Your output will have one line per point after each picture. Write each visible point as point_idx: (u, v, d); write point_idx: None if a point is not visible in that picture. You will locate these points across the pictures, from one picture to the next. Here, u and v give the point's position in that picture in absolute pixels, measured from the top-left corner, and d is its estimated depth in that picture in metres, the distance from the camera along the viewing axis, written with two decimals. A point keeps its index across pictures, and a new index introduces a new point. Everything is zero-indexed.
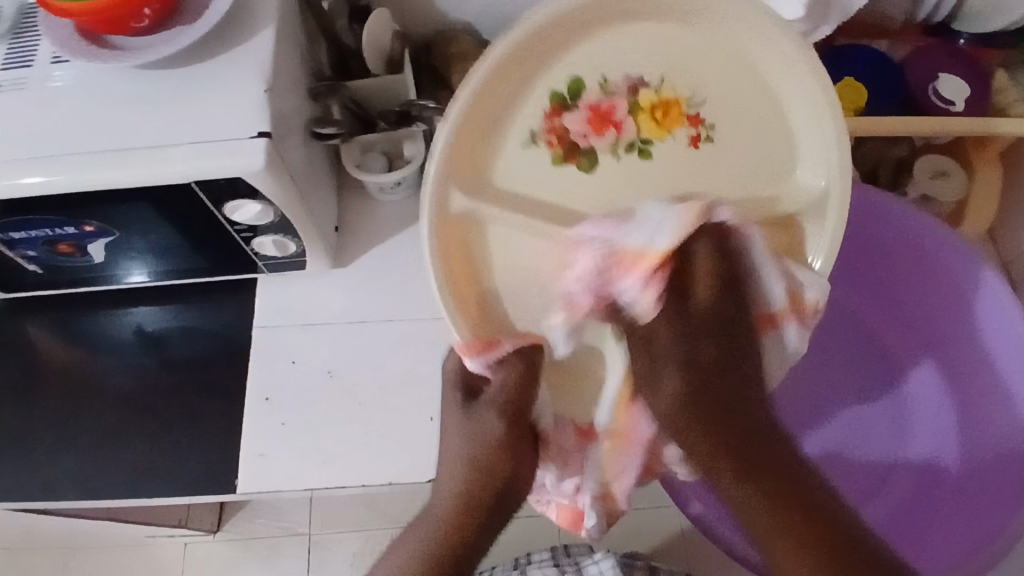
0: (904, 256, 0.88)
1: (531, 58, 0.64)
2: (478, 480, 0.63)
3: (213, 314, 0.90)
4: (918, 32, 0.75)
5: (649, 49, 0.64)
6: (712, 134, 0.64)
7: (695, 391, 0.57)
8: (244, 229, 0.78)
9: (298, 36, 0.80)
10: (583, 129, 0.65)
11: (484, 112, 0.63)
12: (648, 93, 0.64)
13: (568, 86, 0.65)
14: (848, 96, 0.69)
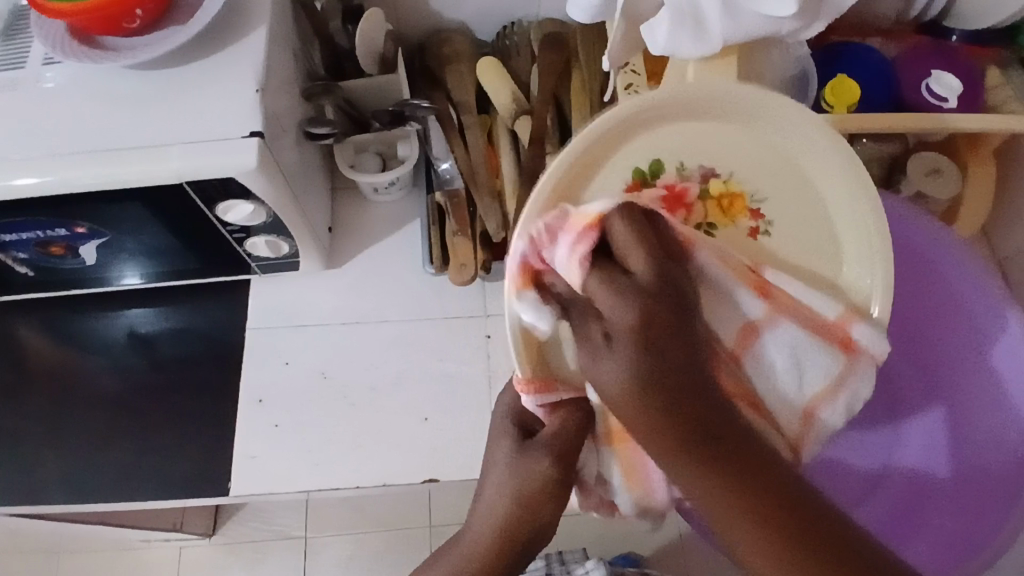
0: (904, 264, 0.88)
1: (625, 130, 0.62)
2: (520, 515, 0.54)
3: (206, 316, 0.89)
4: (912, 30, 0.75)
5: (709, 143, 0.61)
6: (769, 229, 0.60)
7: (648, 377, 0.41)
8: (236, 230, 0.78)
9: (291, 37, 0.80)
10: (657, 206, 0.59)
11: (575, 180, 0.60)
12: (719, 183, 0.61)
13: (648, 166, 0.61)
14: (841, 94, 0.69)
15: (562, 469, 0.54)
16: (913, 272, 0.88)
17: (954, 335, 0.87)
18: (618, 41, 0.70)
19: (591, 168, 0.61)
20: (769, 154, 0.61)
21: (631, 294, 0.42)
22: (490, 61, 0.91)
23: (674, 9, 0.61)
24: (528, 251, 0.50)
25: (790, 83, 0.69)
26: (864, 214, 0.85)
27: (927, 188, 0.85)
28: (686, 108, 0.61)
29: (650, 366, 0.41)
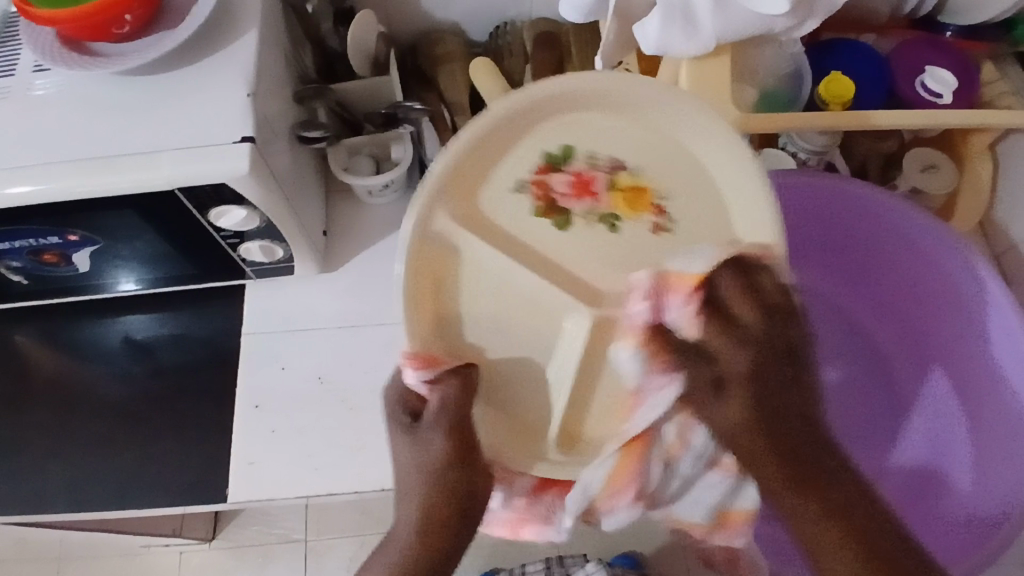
0: (914, 263, 0.87)
1: (524, 123, 0.61)
2: (444, 502, 0.58)
3: (202, 321, 0.89)
4: (904, 26, 0.74)
5: (615, 135, 0.62)
6: (673, 226, 0.60)
7: (759, 422, 0.49)
8: (230, 235, 0.77)
9: (282, 40, 0.79)
10: (565, 190, 0.61)
11: (474, 172, 0.61)
12: (627, 175, 0.61)
13: (559, 150, 0.62)
14: (835, 91, 0.68)
15: (457, 436, 0.58)
16: (923, 270, 0.87)
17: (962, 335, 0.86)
18: (611, 40, 0.70)
19: (489, 160, 0.61)
20: (665, 142, 0.62)
21: (748, 343, 0.49)
22: (482, 61, 0.89)
23: (666, 7, 0.61)
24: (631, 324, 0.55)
25: (784, 80, 0.69)
26: (874, 214, 0.85)
27: (924, 183, 0.84)
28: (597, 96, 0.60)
29: (767, 411, 0.49)
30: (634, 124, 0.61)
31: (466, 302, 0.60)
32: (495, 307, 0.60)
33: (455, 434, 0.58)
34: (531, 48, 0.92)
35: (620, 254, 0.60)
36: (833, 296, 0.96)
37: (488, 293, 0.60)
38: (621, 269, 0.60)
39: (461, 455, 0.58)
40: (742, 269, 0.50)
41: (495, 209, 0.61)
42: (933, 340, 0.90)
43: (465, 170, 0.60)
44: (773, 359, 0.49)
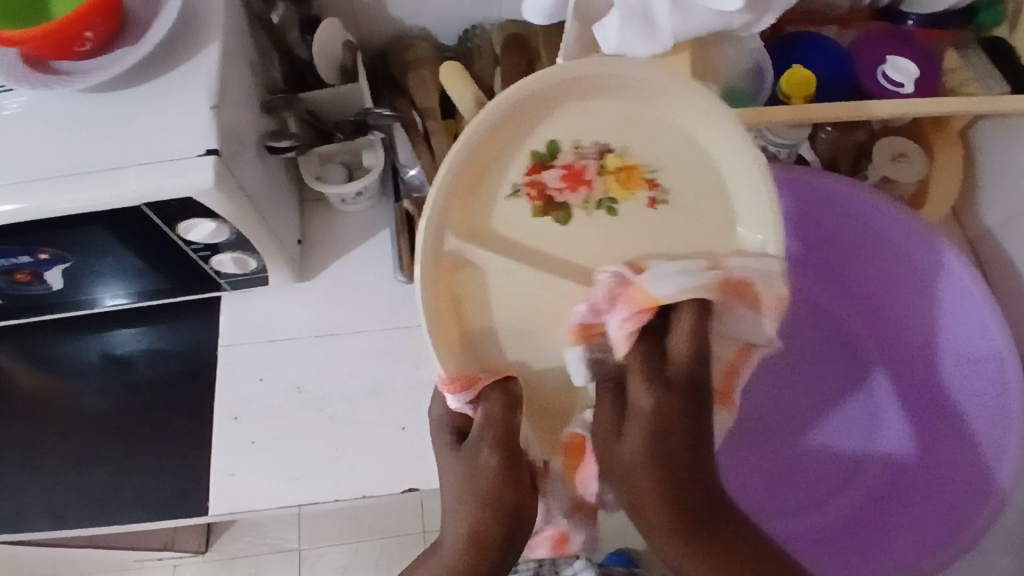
0: (888, 259, 0.88)
1: (516, 121, 0.64)
2: (492, 520, 0.56)
3: (180, 335, 0.89)
4: (867, 17, 0.75)
5: (605, 120, 0.65)
6: (666, 197, 0.63)
7: (656, 464, 0.53)
8: (202, 248, 0.77)
9: (248, 52, 0.79)
10: (559, 185, 0.64)
11: (473, 171, 0.64)
12: (615, 158, 0.64)
13: (545, 147, 0.65)
14: (797, 85, 0.68)
15: (506, 450, 0.56)
16: (896, 266, 0.88)
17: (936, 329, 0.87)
18: (572, 41, 0.70)
19: (488, 158, 0.64)
20: (657, 125, 0.65)
21: (657, 385, 0.54)
22: (453, 65, 0.89)
23: (624, 7, 0.61)
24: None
25: (746, 77, 0.69)
26: (847, 208, 0.86)
27: (894, 173, 0.85)
28: (587, 88, 0.64)
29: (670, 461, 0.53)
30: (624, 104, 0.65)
31: (496, 314, 0.61)
32: (519, 314, 0.61)
33: (503, 447, 0.56)
34: (500, 51, 0.92)
35: (629, 238, 0.62)
36: (814, 293, 0.96)
37: (509, 291, 0.61)
38: (631, 255, 0.62)
39: (509, 469, 0.56)
40: (704, 313, 0.55)
41: (497, 208, 0.63)
42: (905, 337, 0.91)
43: (465, 168, 0.63)
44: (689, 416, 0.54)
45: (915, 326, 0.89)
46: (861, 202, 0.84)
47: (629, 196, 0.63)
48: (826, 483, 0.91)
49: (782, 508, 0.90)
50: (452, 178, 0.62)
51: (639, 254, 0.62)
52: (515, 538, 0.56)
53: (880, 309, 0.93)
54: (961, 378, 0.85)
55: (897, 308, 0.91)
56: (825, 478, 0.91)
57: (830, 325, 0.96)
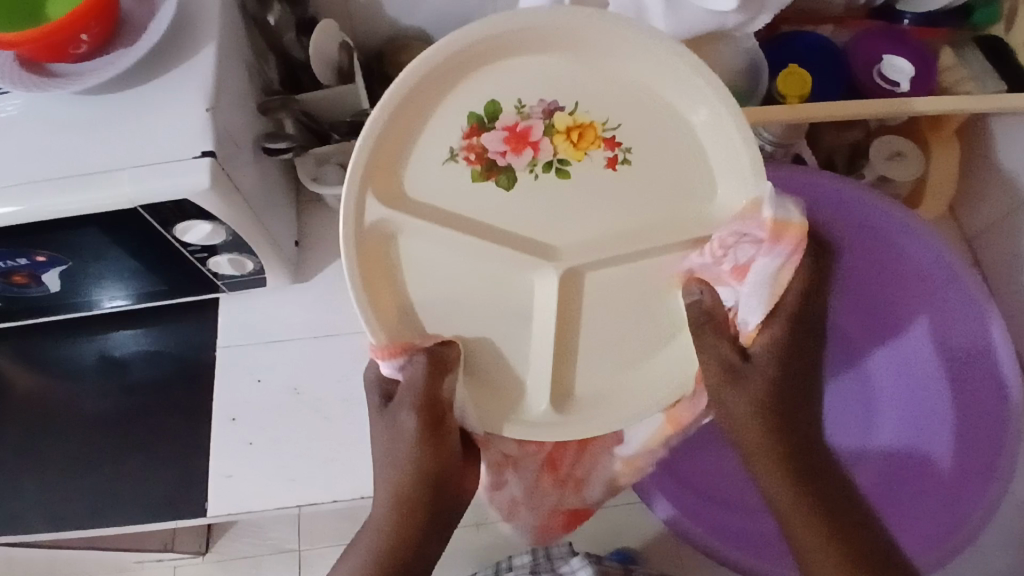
0: (883, 260, 0.88)
1: (448, 83, 0.63)
2: (416, 484, 0.60)
3: (177, 336, 0.89)
4: (863, 16, 0.75)
5: (546, 78, 0.64)
6: (627, 157, 0.63)
7: (764, 408, 0.60)
8: (199, 250, 0.77)
9: (243, 54, 0.79)
10: (501, 148, 0.64)
11: (402, 137, 0.62)
12: (565, 116, 0.64)
13: (483, 108, 0.64)
14: (791, 84, 0.68)
15: (429, 406, 0.60)
16: (892, 267, 0.88)
17: (933, 330, 0.87)
18: None
19: (420, 120, 0.63)
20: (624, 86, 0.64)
21: (775, 342, 0.61)
22: None
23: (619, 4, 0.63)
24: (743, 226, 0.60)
25: (742, 77, 0.69)
26: (842, 209, 0.86)
27: (890, 171, 0.85)
28: (526, 40, 0.62)
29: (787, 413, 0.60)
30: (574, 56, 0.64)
31: (427, 286, 0.63)
32: (447, 282, 0.63)
33: (427, 403, 0.60)
34: None
35: (572, 203, 0.63)
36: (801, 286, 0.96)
37: (433, 260, 0.63)
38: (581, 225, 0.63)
39: (431, 427, 0.60)
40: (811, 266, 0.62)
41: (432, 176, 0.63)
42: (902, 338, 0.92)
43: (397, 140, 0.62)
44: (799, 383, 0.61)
45: (911, 327, 0.90)
46: (857, 203, 0.84)
47: (582, 155, 0.64)
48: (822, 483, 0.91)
49: None
50: (380, 145, 0.61)
51: (589, 217, 0.63)
52: (440, 496, 0.61)
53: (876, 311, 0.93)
54: (958, 377, 0.85)
55: (893, 310, 0.91)
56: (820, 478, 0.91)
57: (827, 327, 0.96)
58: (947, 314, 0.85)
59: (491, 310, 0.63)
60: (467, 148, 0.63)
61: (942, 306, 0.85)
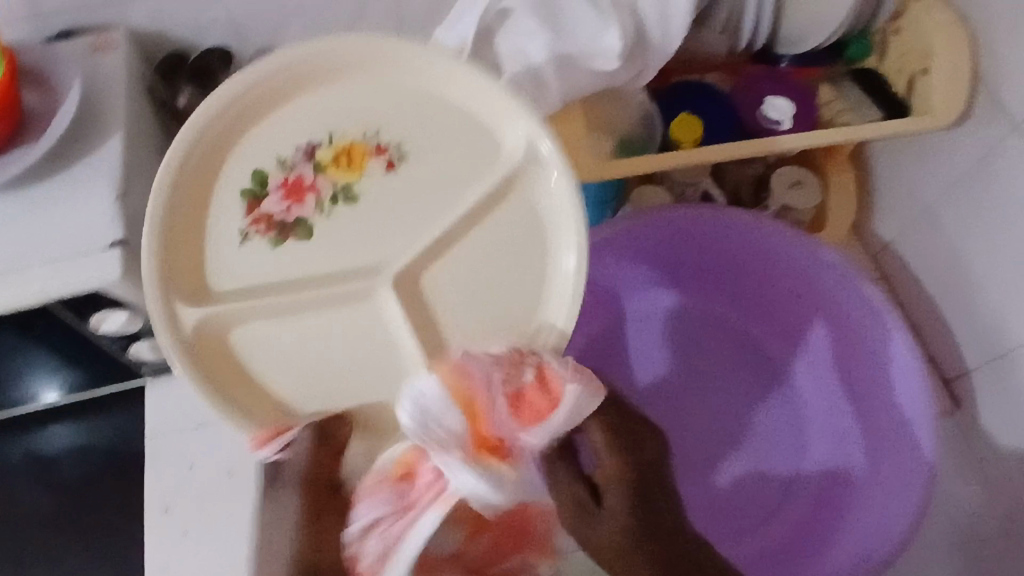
0: (783, 274, 0.92)
1: (227, 135, 0.57)
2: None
3: (106, 427, 0.86)
4: (744, 59, 0.77)
5: (342, 108, 0.59)
6: (402, 155, 0.58)
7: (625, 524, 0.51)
8: (119, 339, 0.76)
9: (153, 139, 0.79)
10: (281, 206, 0.58)
11: (205, 169, 0.57)
12: (325, 151, 0.59)
13: (255, 179, 0.58)
14: (685, 130, 0.71)
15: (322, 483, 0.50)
16: (792, 278, 0.91)
17: (842, 331, 0.91)
18: None
19: (223, 159, 0.58)
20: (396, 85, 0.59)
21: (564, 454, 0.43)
22: None
23: (512, 76, 0.63)
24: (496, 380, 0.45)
25: (636, 126, 0.71)
26: (733, 233, 0.90)
27: (792, 199, 0.91)
28: (308, 64, 0.57)
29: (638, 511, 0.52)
30: (383, 83, 0.59)
31: (279, 367, 0.56)
32: (297, 363, 0.56)
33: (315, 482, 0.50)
34: None
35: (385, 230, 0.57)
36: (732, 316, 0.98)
37: (251, 285, 0.57)
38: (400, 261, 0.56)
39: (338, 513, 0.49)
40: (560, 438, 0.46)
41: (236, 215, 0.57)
42: (811, 342, 0.95)
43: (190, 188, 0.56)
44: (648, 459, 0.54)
45: (819, 331, 0.93)
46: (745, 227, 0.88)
47: (362, 178, 0.58)
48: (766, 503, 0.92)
49: (727, 535, 0.90)
50: (176, 215, 0.56)
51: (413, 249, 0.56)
52: None
53: (783, 320, 0.96)
54: (873, 371, 0.89)
55: (799, 317, 0.95)
56: (764, 498, 0.92)
57: (739, 343, 0.98)
58: (868, 342, 0.88)
59: (337, 355, 0.56)
60: (252, 216, 0.57)
61: (845, 308, 0.89)
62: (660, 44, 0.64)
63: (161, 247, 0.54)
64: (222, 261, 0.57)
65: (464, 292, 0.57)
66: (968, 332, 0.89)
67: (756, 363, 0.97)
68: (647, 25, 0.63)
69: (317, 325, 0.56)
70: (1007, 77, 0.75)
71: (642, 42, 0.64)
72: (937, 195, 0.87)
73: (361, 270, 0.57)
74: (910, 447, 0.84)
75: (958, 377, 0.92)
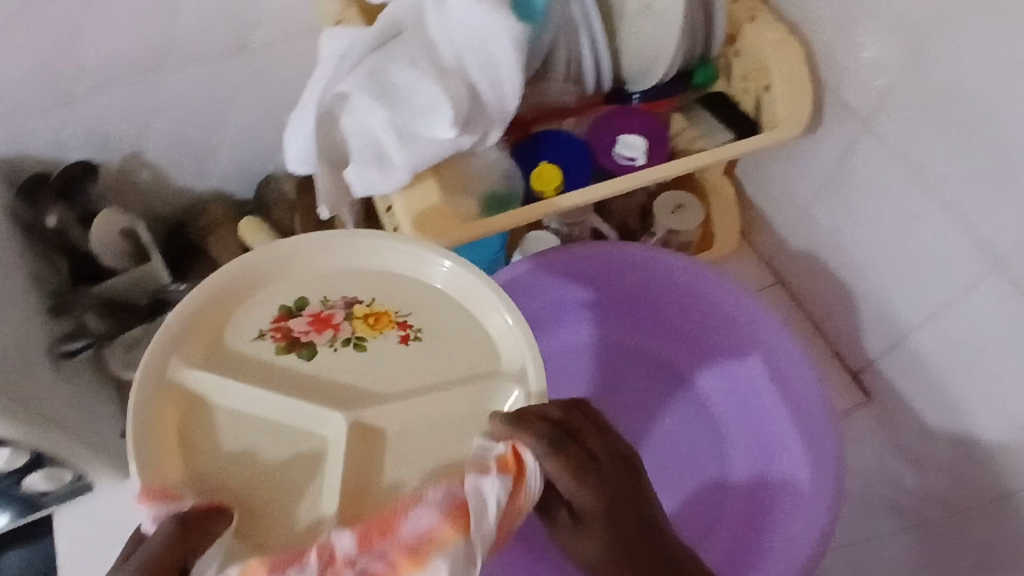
0: (671, 295, 0.94)
1: (296, 257, 0.58)
2: None
3: (38, 552, 0.88)
4: (598, 100, 0.79)
5: (388, 285, 0.59)
6: (419, 335, 0.57)
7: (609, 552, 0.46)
8: (9, 476, 0.74)
9: (19, 265, 0.78)
10: (306, 328, 0.57)
11: (246, 286, 0.57)
12: (363, 306, 0.58)
13: (295, 300, 0.58)
14: (545, 179, 0.72)
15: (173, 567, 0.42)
16: (682, 297, 0.94)
17: (737, 339, 0.93)
18: (329, 192, 0.70)
19: (261, 284, 0.58)
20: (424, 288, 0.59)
21: (553, 452, 0.46)
22: (248, 219, 0.90)
23: (358, 154, 0.64)
24: (431, 505, 0.42)
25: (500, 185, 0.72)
26: (616, 264, 0.91)
27: (677, 222, 0.93)
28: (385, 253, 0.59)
29: (620, 538, 0.46)
30: (422, 279, 0.59)
31: (224, 446, 0.52)
32: (244, 448, 0.52)
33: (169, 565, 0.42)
34: (294, 195, 0.94)
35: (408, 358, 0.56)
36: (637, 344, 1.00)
37: (242, 394, 0.54)
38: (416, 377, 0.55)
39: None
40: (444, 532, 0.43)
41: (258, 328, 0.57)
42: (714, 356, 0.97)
43: (228, 283, 0.57)
44: (616, 475, 0.48)
45: (718, 344, 0.95)
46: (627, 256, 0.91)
47: (375, 337, 0.57)
48: (700, 520, 0.91)
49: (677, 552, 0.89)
50: (202, 303, 0.56)
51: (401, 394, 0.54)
52: None
53: (684, 339, 0.98)
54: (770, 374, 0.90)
55: (697, 334, 0.97)
56: (698, 516, 0.91)
57: (649, 368, 0.99)
58: (764, 352, 0.90)
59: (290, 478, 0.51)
60: (275, 328, 0.57)
61: (734, 317, 0.91)
62: (497, 104, 0.65)
63: (183, 315, 0.54)
64: (235, 339, 0.56)
65: (417, 445, 0.53)
66: (866, 323, 0.90)
67: (668, 385, 0.99)
68: (480, 90, 0.65)
69: (292, 439, 0.53)
70: (845, 80, 0.78)
71: (478, 106, 0.65)
72: (811, 197, 0.90)
73: (342, 397, 0.54)
74: (818, 439, 0.85)
75: (865, 367, 0.93)
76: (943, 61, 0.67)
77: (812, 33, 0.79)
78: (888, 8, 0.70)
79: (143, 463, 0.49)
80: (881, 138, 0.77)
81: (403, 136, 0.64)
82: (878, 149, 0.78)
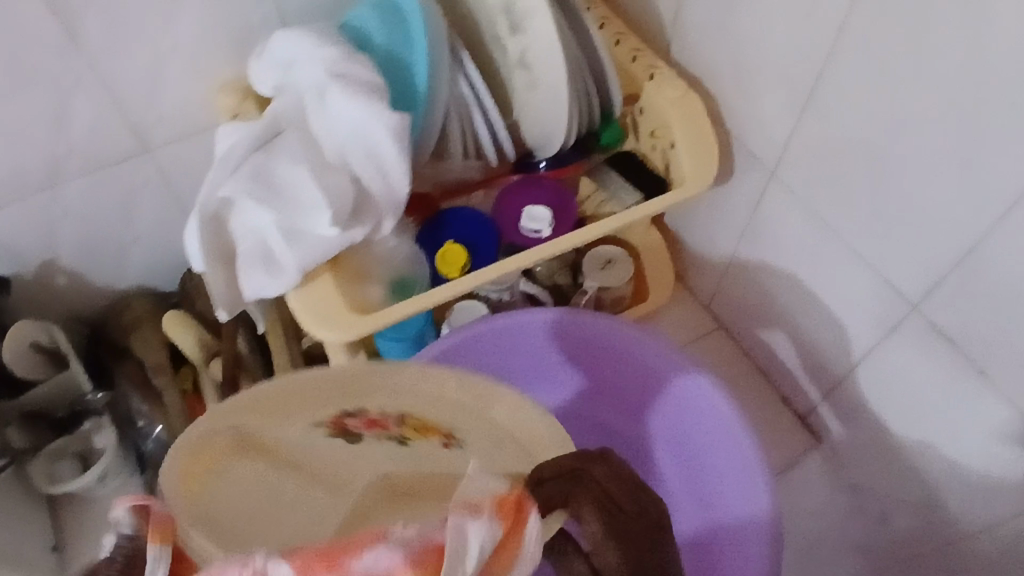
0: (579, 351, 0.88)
1: (365, 373, 0.36)
2: None
3: None
4: (505, 171, 0.78)
5: (488, 438, 0.41)
6: (457, 449, 0.41)
7: None
8: None
9: None
10: (380, 419, 0.39)
11: (339, 379, 0.36)
12: (417, 424, 0.40)
13: (354, 406, 0.37)
14: (450, 260, 0.72)
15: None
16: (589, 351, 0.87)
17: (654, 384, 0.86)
18: (225, 294, 0.68)
19: (321, 377, 0.36)
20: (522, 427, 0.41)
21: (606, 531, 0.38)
22: (171, 313, 0.88)
23: (248, 256, 0.64)
24: (397, 544, 0.28)
25: (405, 269, 0.71)
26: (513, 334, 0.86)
27: (606, 278, 0.92)
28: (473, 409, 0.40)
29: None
30: (504, 437, 0.41)
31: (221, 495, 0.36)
32: (248, 504, 0.37)
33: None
34: None
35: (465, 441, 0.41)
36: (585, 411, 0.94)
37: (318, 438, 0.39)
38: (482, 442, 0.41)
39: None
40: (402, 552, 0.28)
41: (302, 389, 0.36)
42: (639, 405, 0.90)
43: (329, 383, 0.36)
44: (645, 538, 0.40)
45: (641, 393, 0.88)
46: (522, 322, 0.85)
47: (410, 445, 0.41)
48: None
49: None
50: (275, 391, 0.35)
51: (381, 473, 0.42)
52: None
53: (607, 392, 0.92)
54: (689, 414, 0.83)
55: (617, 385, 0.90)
56: None
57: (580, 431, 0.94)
58: (706, 433, 0.81)
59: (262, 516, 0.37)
60: (337, 421, 0.38)
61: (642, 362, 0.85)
62: (386, 194, 0.64)
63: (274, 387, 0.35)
64: (287, 434, 0.37)
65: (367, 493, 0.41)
66: (806, 364, 0.89)
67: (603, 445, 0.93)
68: (365, 181, 0.63)
69: (263, 509, 0.37)
70: (749, 130, 0.77)
71: (365, 198, 0.64)
72: (737, 242, 0.89)
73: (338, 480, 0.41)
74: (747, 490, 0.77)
75: (812, 409, 0.91)
76: (834, 108, 0.67)
77: (712, 85, 0.79)
78: (777, 60, 0.70)
79: (169, 474, 0.33)
80: (789, 185, 0.77)
81: (290, 235, 0.63)
82: (789, 195, 0.77)
